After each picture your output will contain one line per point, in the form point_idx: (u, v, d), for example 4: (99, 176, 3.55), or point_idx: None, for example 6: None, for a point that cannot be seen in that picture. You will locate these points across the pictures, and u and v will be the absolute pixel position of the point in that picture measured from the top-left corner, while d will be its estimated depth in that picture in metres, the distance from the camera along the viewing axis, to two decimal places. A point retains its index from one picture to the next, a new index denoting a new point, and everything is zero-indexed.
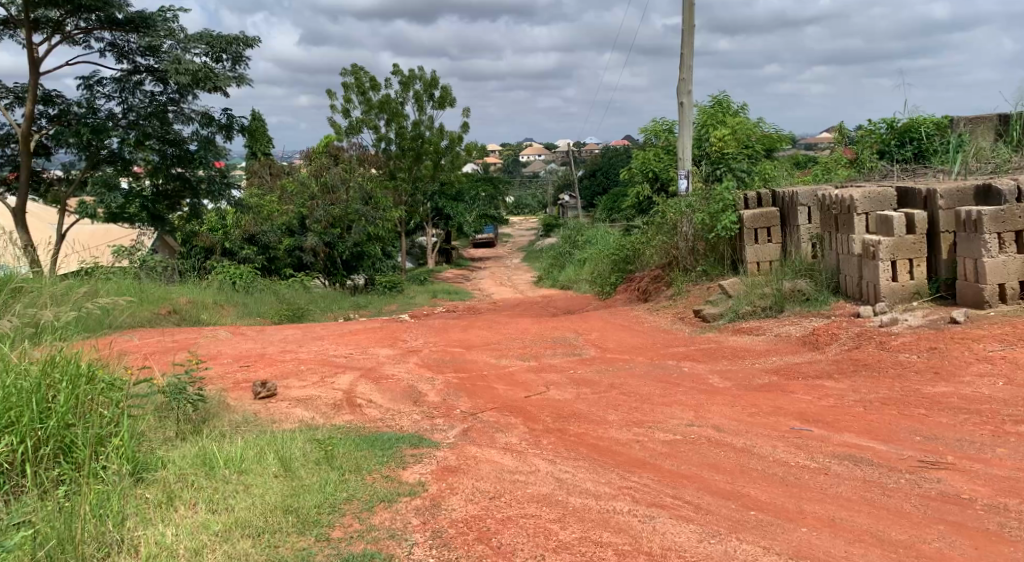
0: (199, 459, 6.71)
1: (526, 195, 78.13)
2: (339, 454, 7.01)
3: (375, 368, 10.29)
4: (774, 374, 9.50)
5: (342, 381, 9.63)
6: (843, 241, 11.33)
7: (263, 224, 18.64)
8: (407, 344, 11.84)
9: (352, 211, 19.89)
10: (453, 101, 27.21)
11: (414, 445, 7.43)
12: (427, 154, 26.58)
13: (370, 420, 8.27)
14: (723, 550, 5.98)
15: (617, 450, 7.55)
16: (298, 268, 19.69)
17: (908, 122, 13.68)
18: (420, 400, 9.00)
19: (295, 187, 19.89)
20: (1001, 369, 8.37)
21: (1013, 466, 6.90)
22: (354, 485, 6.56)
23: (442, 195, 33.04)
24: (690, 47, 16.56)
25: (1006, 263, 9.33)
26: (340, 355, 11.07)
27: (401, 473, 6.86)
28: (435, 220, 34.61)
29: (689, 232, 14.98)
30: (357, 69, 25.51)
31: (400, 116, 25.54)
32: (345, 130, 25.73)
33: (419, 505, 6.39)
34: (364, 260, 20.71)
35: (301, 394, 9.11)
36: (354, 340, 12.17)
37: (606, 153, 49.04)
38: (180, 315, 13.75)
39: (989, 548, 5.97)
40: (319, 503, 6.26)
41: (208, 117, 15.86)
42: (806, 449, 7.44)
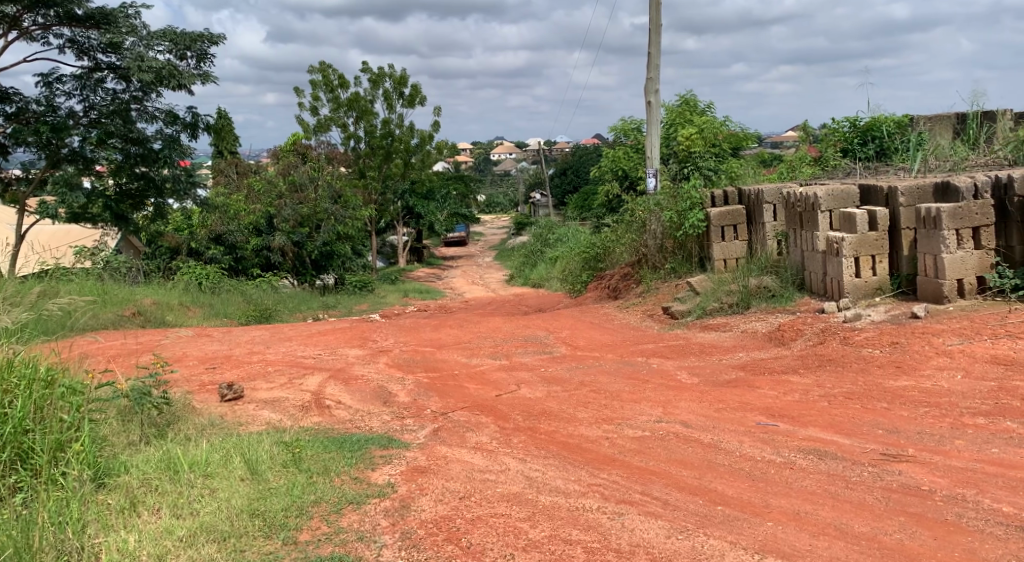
0: (163, 463, 6.72)
1: (496, 194, 78.15)
2: (308, 456, 7.05)
3: (345, 368, 10.33)
4: (741, 370, 9.63)
5: (311, 382, 9.66)
6: (807, 238, 11.50)
7: (230, 223, 18.47)
8: (377, 344, 11.88)
9: (320, 210, 20.04)
10: (423, 99, 27.21)
11: (383, 446, 7.49)
12: (396, 153, 26.58)
13: (339, 422, 8.32)
14: (690, 546, 6.08)
15: (587, 448, 7.64)
16: (266, 267, 19.62)
17: (870, 120, 13.87)
18: (390, 400, 9.06)
19: (263, 185, 19.82)
20: (960, 363, 8.54)
21: (970, 458, 7.05)
22: (322, 487, 6.60)
23: (411, 194, 32.82)
24: (656, 46, 16.69)
25: (964, 259, 9.49)
26: (309, 356, 11.09)
27: (371, 475, 6.91)
28: (406, 220, 34.58)
29: (657, 230, 15.11)
30: (326, 66, 25.47)
31: (369, 114, 25.52)
32: (313, 129, 25.62)
33: (388, 506, 6.44)
34: (333, 260, 20.62)
35: (269, 395, 9.13)
36: (323, 341, 12.18)
37: (577, 151, 49.14)
38: (145, 317, 13.68)
39: (947, 538, 6.11)
40: (287, 506, 6.30)
41: (174, 115, 15.76)
42: (772, 444, 7.56)
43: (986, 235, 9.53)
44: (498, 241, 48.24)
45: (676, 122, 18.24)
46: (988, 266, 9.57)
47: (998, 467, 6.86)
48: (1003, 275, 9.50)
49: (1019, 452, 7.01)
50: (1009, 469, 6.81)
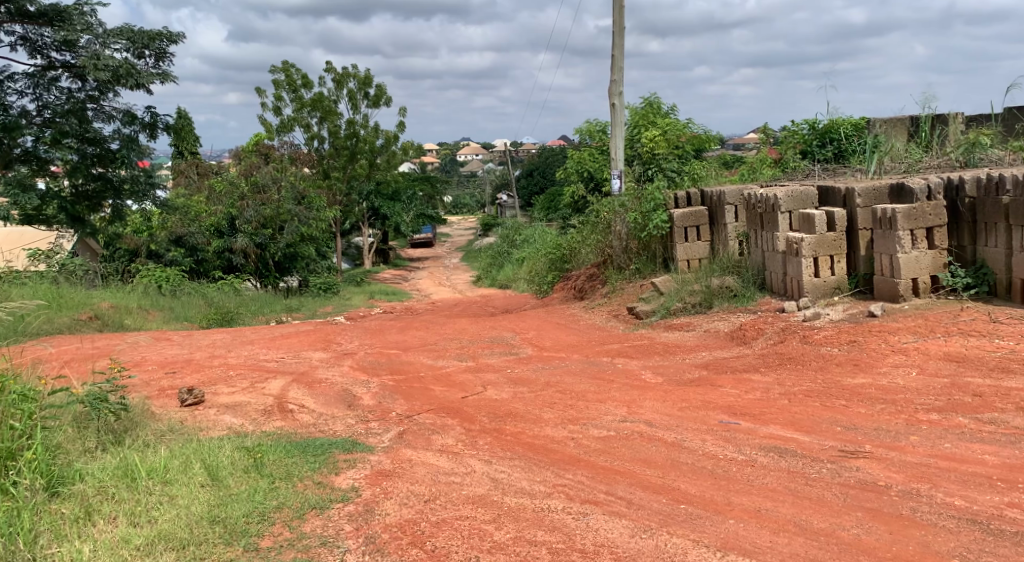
0: (120, 470, 6.73)
1: (463, 194, 78.15)
2: (269, 461, 7.09)
3: (309, 372, 10.36)
4: (704, 368, 9.78)
5: (273, 386, 9.69)
6: (768, 239, 11.69)
7: (191, 226, 18.66)
8: (341, 346, 11.92)
9: (284, 211, 19.85)
10: (388, 100, 27.20)
11: (347, 450, 7.55)
12: (361, 153, 26.50)
13: (302, 426, 8.36)
14: (653, 545, 6.20)
15: (552, 449, 7.74)
16: (228, 270, 19.64)
17: (829, 122, 14.11)
18: (354, 403, 9.11)
19: (225, 187, 19.81)
20: (914, 360, 8.72)
21: (924, 453, 7.21)
22: (285, 492, 6.65)
23: (376, 195, 32.82)
24: (620, 49, 16.84)
25: (919, 258, 9.70)
26: (271, 360, 11.10)
27: (334, 479, 6.97)
28: (372, 220, 34.54)
29: (622, 231, 15.27)
30: (288, 65, 25.39)
31: (333, 114, 25.48)
32: (276, 129, 25.52)
33: (352, 510, 6.51)
34: (297, 262, 20.59)
35: (230, 400, 9.15)
36: (286, 344, 12.20)
37: (542, 152, 49.34)
38: (102, 321, 13.61)
39: (902, 533, 6.25)
40: (249, 512, 6.35)
41: (131, 114, 15.68)
42: (733, 442, 7.71)
43: (939, 235, 9.75)
44: (464, 243, 48.34)
45: (640, 124, 18.42)
46: (942, 265, 9.79)
47: (950, 462, 7.02)
48: (955, 274, 9.72)
49: (971, 447, 7.17)
50: (961, 464, 6.97)
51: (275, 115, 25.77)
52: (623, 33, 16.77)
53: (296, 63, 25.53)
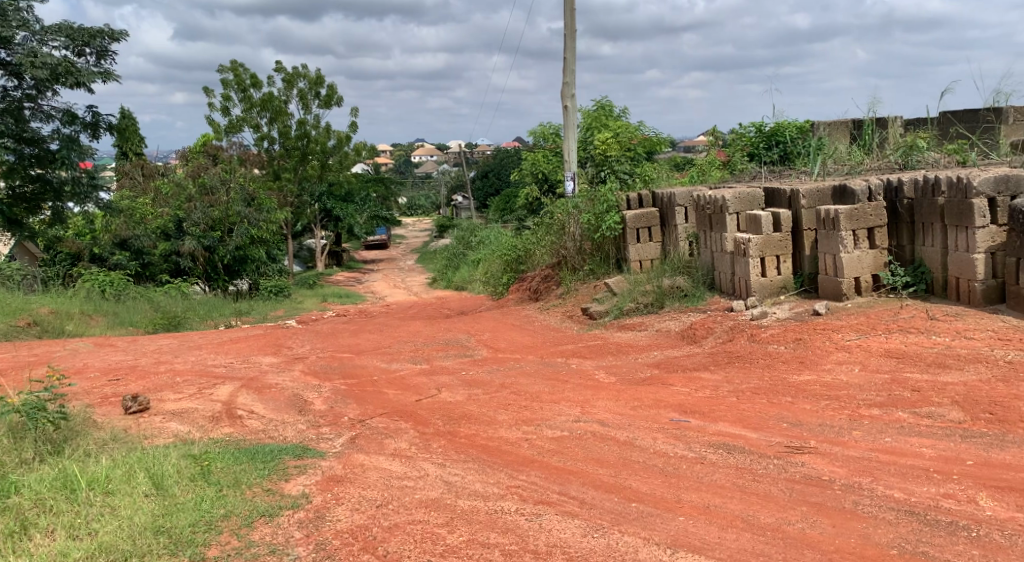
0: (59, 482, 6.73)
1: (418, 196, 78.10)
2: (217, 469, 7.11)
3: (259, 377, 10.37)
4: (656, 367, 9.95)
5: (221, 392, 9.70)
6: (717, 240, 11.91)
7: (136, 228, 18.64)
8: (292, 351, 11.93)
9: (233, 212, 19.76)
10: (340, 101, 27.13)
11: (298, 456, 7.60)
12: (313, 154, 26.39)
13: (252, 432, 8.39)
14: (606, 544, 6.33)
15: (506, 450, 7.86)
16: (176, 273, 19.61)
17: (775, 125, 14.39)
18: (305, 409, 9.15)
19: (172, 189, 19.88)
20: (857, 357, 8.94)
21: (866, 447, 7.41)
22: (233, 500, 6.69)
23: (329, 197, 32.77)
24: (569, 51, 17.03)
25: (861, 257, 9.95)
26: (220, 365, 11.10)
27: (285, 486, 7.03)
28: (324, 222, 34.47)
29: (576, 232, 15.45)
30: (237, 65, 25.21)
31: (283, 114, 25.38)
32: (224, 129, 25.34)
33: (302, 517, 6.57)
34: (247, 265, 20.50)
35: (177, 407, 9.15)
36: (235, 348, 12.18)
37: (497, 153, 49.52)
38: (41, 327, 13.51)
39: (844, 525, 6.40)
40: (195, 521, 6.38)
41: (71, 114, 15.54)
42: (684, 440, 7.88)
43: (880, 235, 10.00)
44: (419, 245, 48.36)
45: (593, 126, 18.62)
46: (883, 264, 10.05)
47: (890, 456, 7.21)
48: (895, 273, 9.98)
49: (910, 441, 7.37)
50: (901, 457, 7.16)
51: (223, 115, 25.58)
52: (574, 37, 16.95)
53: (244, 63, 25.37)
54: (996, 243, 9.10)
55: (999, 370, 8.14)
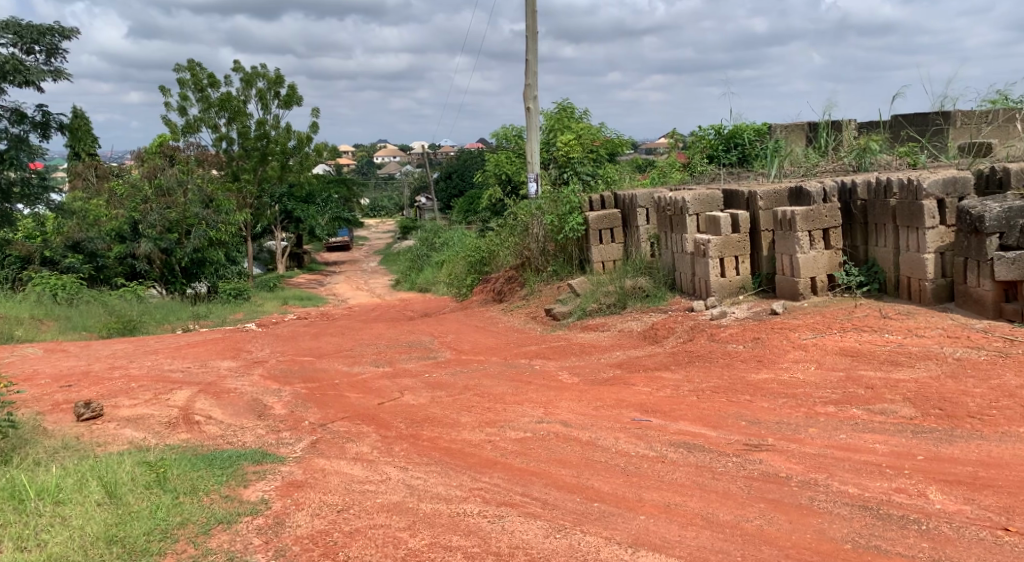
0: (7, 492, 6.70)
1: (381, 197, 77.93)
2: (173, 476, 7.10)
3: (217, 382, 10.35)
4: (618, 368, 10.05)
5: (178, 397, 9.67)
6: (677, 241, 12.05)
7: (89, 231, 18.52)
8: (252, 355, 11.92)
9: (190, 215, 19.62)
10: (301, 101, 27.02)
11: (256, 462, 7.61)
12: (273, 155, 26.22)
13: (210, 438, 8.39)
14: (567, 544, 6.40)
15: (469, 452, 7.91)
16: (131, 276, 19.50)
17: (733, 128, 14.55)
18: (264, 413, 9.15)
19: (126, 190, 19.58)
20: (813, 355, 9.09)
21: (822, 444, 7.53)
22: (190, 508, 6.69)
23: (289, 198, 33.26)
24: (531, 53, 17.11)
25: (816, 258, 10.13)
26: (176, 370, 11.06)
27: (243, 492, 7.04)
28: (284, 224, 34.33)
29: (539, 233, 15.53)
30: (194, 65, 25.01)
31: (242, 114, 25.23)
32: (181, 130, 25.13)
33: (261, 523, 6.60)
34: (205, 268, 20.37)
35: (132, 413, 9.12)
36: (192, 353, 12.14)
37: (460, 154, 49.51)
38: None
39: (801, 521, 6.51)
40: (150, 529, 6.38)
41: (21, 113, 15.41)
42: (645, 439, 7.98)
43: (835, 236, 10.19)
44: (383, 246, 48.27)
45: (556, 128, 18.71)
46: (838, 264, 10.24)
47: (845, 452, 7.34)
48: (850, 273, 10.18)
49: (864, 437, 7.52)
50: (855, 453, 7.30)
51: (180, 115, 25.32)
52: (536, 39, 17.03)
53: (201, 62, 25.15)
54: (944, 243, 9.31)
55: (949, 367, 8.32)
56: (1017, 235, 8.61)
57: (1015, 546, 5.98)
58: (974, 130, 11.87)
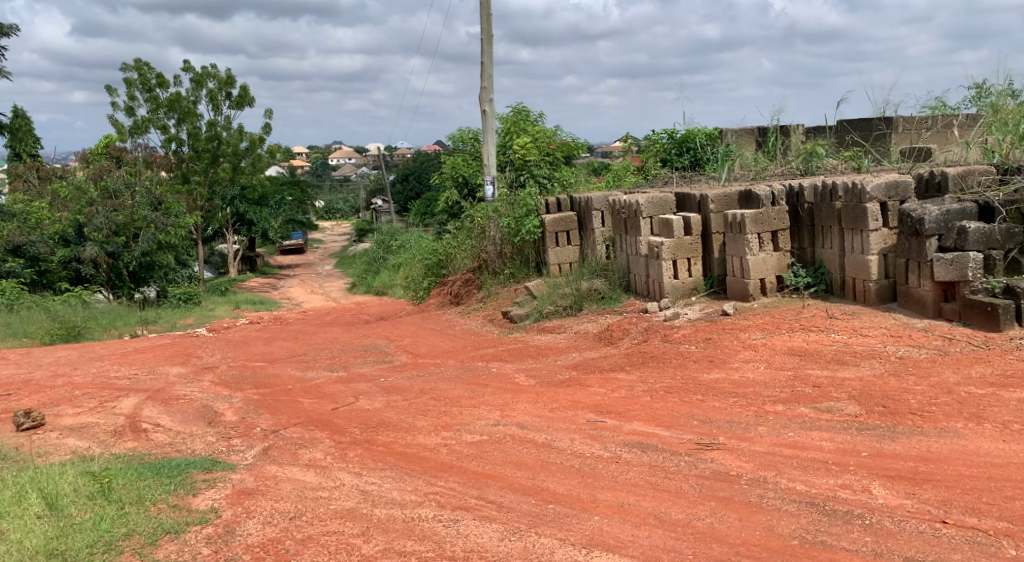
0: None
1: (337, 199, 77.48)
2: (118, 486, 7.07)
3: (165, 388, 10.31)
4: (573, 369, 10.14)
5: (124, 404, 9.62)
6: (631, 243, 12.18)
7: (30, 234, 18.44)
8: (202, 361, 11.86)
9: (138, 218, 19.31)
10: (253, 101, 26.82)
11: (206, 470, 7.60)
12: (224, 156, 26.00)
13: (158, 446, 8.37)
14: (522, 547, 6.46)
15: (424, 456, 7.96)
16: (76, 281, 19.38)
17: (685, 133, 14.72)
18: (215, 420, 9.12)
19: (71, 192, 19.28)
20: (763, 355, 9.24)
21: (771, 442, 7.66)
22: (136, 518, 6.67)
23: (242, 200, 33.05)
24: (485, 56, 17.16)
25: (765, 260, 10.30)
26: (123, 377, 10.98)
27: (192, 501, 7.03)
28: (237, 227, 34.08)
29: (496, 236, 15.58)
30: (142, 64, 24.78)
31: (192, 115, 25.04)
32: (129, 130, 24.85)
33: (210, 533, 6.60)
34: (154, 272, 20.08)
35: (75, 422, 9.05)
36: (140, 359, 12.05)
37: (417, 156, 49.46)
38: None
39: (750, 519, 6.62)
40: (93, 541, 6.35)
41: None
42: (600, 439, 8.07)
43: (783, 238, 10.37)
44: (340, 248, 48.02)
45: (512, 131, 18.79)
46: (786, 266, 10.42)
47: (793, 449, 7.48)
48: (798, 274, 10.37)
49: (811, 434, 7.66)
50: (803, 451, 7.43)
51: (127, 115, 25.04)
52: (491, 41, 17.09)
53: (150, 62, 24.91)
54: (887, 245, 9.52)
55: (892, 365, 8.51)
56: (954, 237, 8.89)
57: (953, 538, 6.14)
58: (915, 135, 12.13)
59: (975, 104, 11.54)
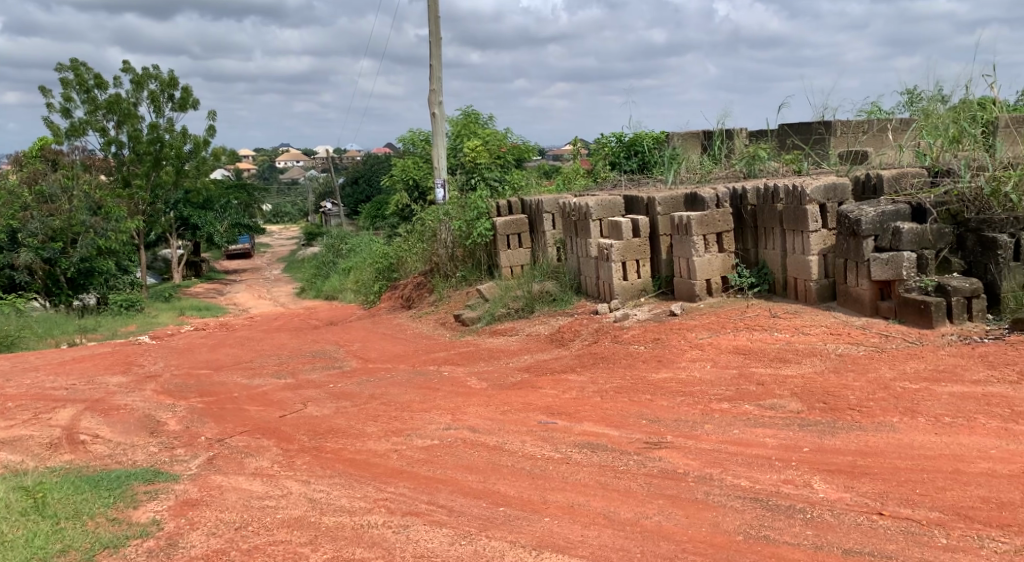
0: None
1: (285, 203, 76.79)
2: (54, 501, 6.99)
3: (105, 398, 10.18)
4: (525, 372, 10.17)
5: (62, 416, 9.50)
6: (581, 245, 12.26)
7: None
8: (144, 369, 11.73)
9: (76, 222, 19.10)
10: (196, 103, 26.52)
11: (147, 481, 7.53)
12: (166, 159, 25.69)
13: (97, 458, 8.27)
14: (473, 550, 6.49)
15: (374, 462, 7.94)
16: (11, 289, 18.86)
17: (633, 137, 14.92)
18: (157, 430, 9.04)
19: (4, 196, 18.85)
20: (709, 353, 9.35)
21: (718, 439, 7.76)
22: (72, 533, 6.60)
23: (185, 204, 32.62)
24: (434, 58, 17.16)
25: (711, 261, 10.44)
26: (62, 387, 10.84)
27: (132, 514, 6.97)
28: (180, 231, 33.66)
29: (447, 239, 15.59)
30: (78, 65, 24.41)
31: (133, 117, 24.74)
32: (65, 132, 24.43)
33: (151, 546, 6.55)
34: (94, 279, 19.82)
35: (10, 435, 8.92)
36: (78, 368, 11.89)
37: (367, 159, 49.21)
38: None
39: (697, 516, 6.70)
40: (27, 559, 6.28)
41: None
42: (550, 441, 8.12)
43: (728, 239, 10.52)
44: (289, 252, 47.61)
45: (462, 134, 18.81)
46: (731, 266, 10.57)
47: (739, 446, 7.58)
48: (742, 274, 10.54)
49: (755, 431, 7.78)
50: (747, 447, 7.54)
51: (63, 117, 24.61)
52: (440, 44, 17.10)
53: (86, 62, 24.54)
54: (827, 245, 9.70)
55: (833, 362, 8.66)
56: (889, 237, 9.09)
57: (889, 529, 6.27)
58: (852, 139, 12.37)
59: (908, 109, 11.80)
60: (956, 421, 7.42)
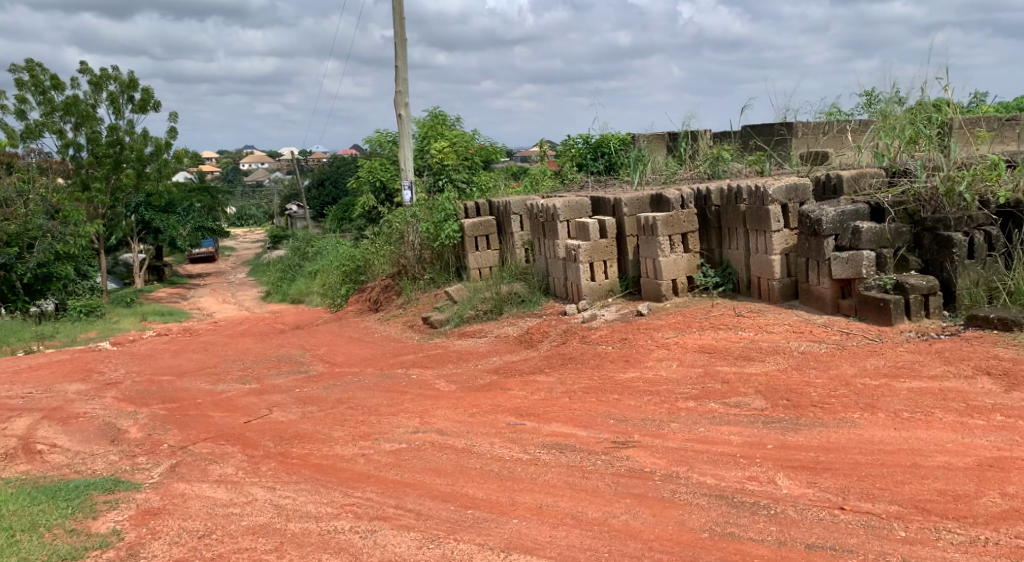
0: None
1: (251, 205, 76.25)
2: (10, 512, 6.91)
3: (63, 407, 10.07)
4: (494, 373, 10.16)
5: (19, 425, 9.39)
6: (549, 247, 12.27)
7: None
8: (104, 377, 11.61)
9: (33, 227, 18.85)
10: (157, 105, 26.28)
11: (107, 491, 7.46)
12: (127, 162, 25.36)
13: (56, 467, 8.18)
14: (440, 553, 6.48)
15: (341, 467, 7.91)
16: None
17: (600, 139, 15.00)
18: (118, 438, 8.95)
19: None
20: (675, 353, 9.38)
21: (684, 438, 7.80)
22: (29, 545, 6.53)
23: (147, 206, 32.06)
24: (399, 59, 17.12)
25: (677, 261, 10.49)
26: (20, 396, 10.71)
27: (91, 524, 6.90)
28: (143, 235, 33.32)
29: (414, 241, 15.56)
30: (34, 66, 24.13)
31: (91, 118, 24.46)
32: (21, 135, 24.13)
33: (111, 556, 6.49)
34: (52, 284, 19.64)
35: None
36: (36, 377, 11.75)
37: (334, 160, 49.01)
38: None
39: (663, 514, 6.73)
40: None
41: None
42: (519, 442, 8.13)
43: (693, 239, 10.58)
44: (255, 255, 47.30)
45: (428, 135, 18.78)
46: (696, 266, 10.64)
47: (704, 444, 7.62)
48: (707, 274, 10.62)
49: (720, 429, 7.82)
50: (712, 445, 7.58)
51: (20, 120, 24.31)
52: (405, 45, 17.05)
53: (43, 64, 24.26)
54: (789, 245, 9.80)
55: (796, 359, 8.73)
56: (849, 236, 9.21)
57: (851, 524, 6.32)
58: (813, 140, 12.49)
59: (866, 111, 11.95)
60: (914, 416, 7.50)
